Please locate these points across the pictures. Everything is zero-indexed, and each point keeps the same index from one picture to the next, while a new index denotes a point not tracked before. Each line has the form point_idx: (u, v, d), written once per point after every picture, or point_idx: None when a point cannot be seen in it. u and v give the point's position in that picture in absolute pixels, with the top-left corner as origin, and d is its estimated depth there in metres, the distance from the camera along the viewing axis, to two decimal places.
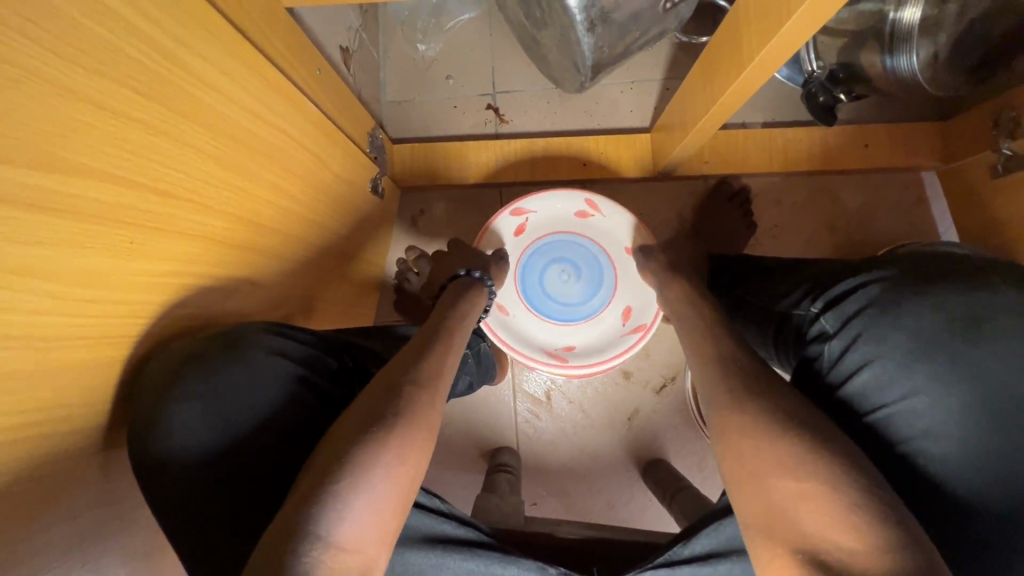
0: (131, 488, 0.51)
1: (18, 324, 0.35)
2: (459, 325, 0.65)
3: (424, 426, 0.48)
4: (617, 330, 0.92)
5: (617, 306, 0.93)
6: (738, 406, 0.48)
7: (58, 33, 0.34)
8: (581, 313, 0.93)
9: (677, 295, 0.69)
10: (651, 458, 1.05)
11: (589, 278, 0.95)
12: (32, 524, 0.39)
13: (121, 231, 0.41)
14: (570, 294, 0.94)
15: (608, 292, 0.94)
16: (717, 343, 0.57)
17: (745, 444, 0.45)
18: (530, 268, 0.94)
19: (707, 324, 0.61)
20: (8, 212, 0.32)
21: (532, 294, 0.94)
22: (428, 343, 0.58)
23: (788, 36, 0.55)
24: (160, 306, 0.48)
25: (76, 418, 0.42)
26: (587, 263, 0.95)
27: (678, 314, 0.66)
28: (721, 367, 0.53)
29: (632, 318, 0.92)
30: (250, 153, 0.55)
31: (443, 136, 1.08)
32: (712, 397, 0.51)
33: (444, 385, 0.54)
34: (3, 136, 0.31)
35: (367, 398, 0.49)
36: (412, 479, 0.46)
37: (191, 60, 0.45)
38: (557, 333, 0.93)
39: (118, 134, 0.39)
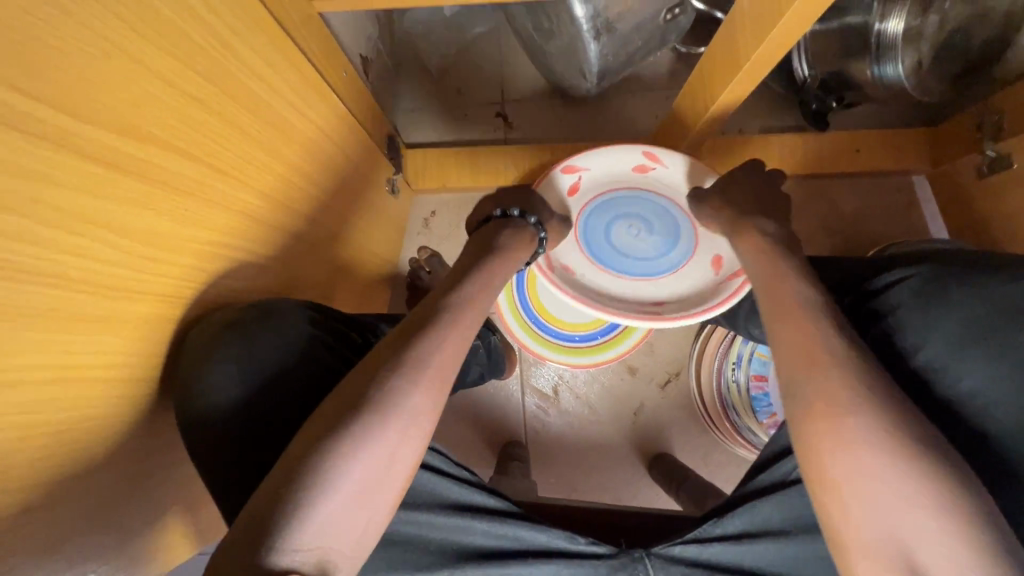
0: (171, 450, 0.54)
1: (94, 271, 0.39)
2: (474, 285, 0.59)
3: (399, 422, 0.46)
4: (714, 280, 0.76)
5: (705, 256, 0.78)
6: (833, 404, 0.45)
7: (138, 16, 0.39)
8: (661, 267, 0.78)
9: (766, 254, 0.60)
10: (656, 452, 1.07)
11: (664, 230, 0.80)
12: (81, 460, 0.42)
13: (178, 196, 0.45)
14: (646, 249, 0.79)
15: (690, 242, 0.79)
16: (791, 318, 0.52)
17: (835, 427, 0.44)
18: (593, 226, 0.80)
19: (786, 284, 0.55)
20: (92, 167, 0.37)
21: (601, 254, 0.79)
22: (431, 315, 0.53)
23: (782, 32, 0.62)
24: (207, 275, 0.52)
25: (131, 369, 0.46)
26: (659, 214, 0.80)
27: (758, 278, 0.58)
28: (808, 332, 0.50)
29: (726, 266, 0.76)
30: (286, 141, 0.60)
31: (455, 141, 1.14)
32: (796, 365, 0.49)
33: (444, 368, 0.50)
34: (94, 102, 0.36)
35: (345, 390, 0.47)
36: (387, 478, 0.45)
37: (241, 50, 0.50)
38: (639, 290, 0.78)
39: (182, 110, 0.44)
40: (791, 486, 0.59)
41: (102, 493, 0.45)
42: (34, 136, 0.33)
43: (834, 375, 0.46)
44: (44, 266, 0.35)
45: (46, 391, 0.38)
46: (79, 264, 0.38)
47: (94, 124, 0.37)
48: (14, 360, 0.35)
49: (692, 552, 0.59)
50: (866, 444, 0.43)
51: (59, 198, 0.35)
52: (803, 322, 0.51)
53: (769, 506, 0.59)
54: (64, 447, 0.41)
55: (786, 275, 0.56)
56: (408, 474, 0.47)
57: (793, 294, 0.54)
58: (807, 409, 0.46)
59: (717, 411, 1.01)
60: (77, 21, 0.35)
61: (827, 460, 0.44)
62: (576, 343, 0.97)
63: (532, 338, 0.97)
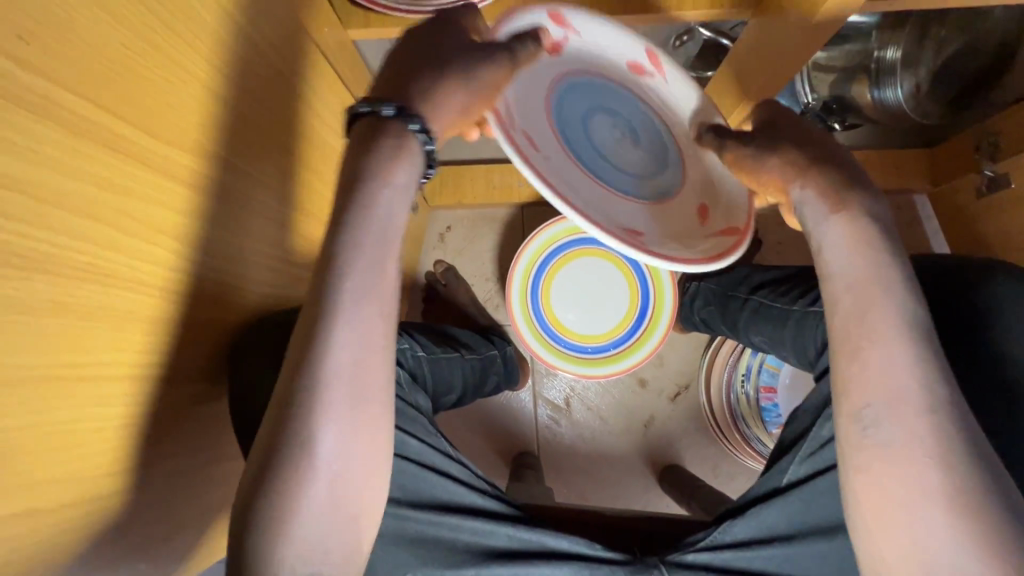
0: (213, 449, 0.56)
1: (163, 277, 0.42)
2: (376, 240, 0.46)
3: (333, 452, 0.45)
4: (698, 230, 0.56)
5: (691, 197, 0.58)
6: (903, 460, 0.43)
7: (201, 45, 0.42)
8: (644, 190, 0.55)
9: (861, 231, 0.48)
10: (667, 462, 1.09)
11: (651, 148, 0.58)
12: (137, 459, 0.45)
13: (225, 207, 0.48)
14: (631, 163, 0.56)
15: (678, 175, 0.58)
16: (872, 342, 0.46)
17: (895, 461, 0.43)
18: (570, 104, 0.54)
19: (873, 279, 0.47)
20: (167, 183, 0.41)
21: (576, 143, 0.53)
22: (325, 306, 0.45)
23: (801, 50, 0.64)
24: (247, 280, 0.55)
25: (184, 371, 0.49)
26: (652, 130, 0.58)
27: (846, 268, 0.48)
28: (886, 345, 0.45)
29: (715, 219, 0.57)
30: (313, 154, 0.63)
31: (472, 159, 1.13)
32: (865, 379, 0.45)
33: (362, 376, 0.46)
34: (172, 124, 0.40)
35: (269, 426, 0.45)
36: (342, 501, 0.46)
37: (276, 71, 0.54)
38: (619, 208, 0.51)
39: (231, 126, 0.47)
40: (801, 490, 0.60)
41: (150, 491, 0.47)
42: (120, 153, 0.36)
43: (916, 427, 0.43)
44: (128, 272, 0.39)
45: (117, 390, 0.40)
46: (153, 271, 0.41)
47: (167, 141, 0.40)
48: (95, 360, 0.38)
49: (703, 560, 0.60)
50: (927, 497, 0.42)
51: (144, 212, 0.39)
52: (889, 352, 0.45)
53: (775, 511, 0.60)
54: (124, 445, 0.43)
55: (879, 275, 0.47)
56: (365, 483, 0.47)
57: (886, 306, 0.46)
58: (870, 459, 0.44)
59: (727, 424, 1.02)
60: (160, 50, 0.38)
61: (882, 515, 0.43)
62: (587, 354, 0.98)
63: (545, 348, 0.98)
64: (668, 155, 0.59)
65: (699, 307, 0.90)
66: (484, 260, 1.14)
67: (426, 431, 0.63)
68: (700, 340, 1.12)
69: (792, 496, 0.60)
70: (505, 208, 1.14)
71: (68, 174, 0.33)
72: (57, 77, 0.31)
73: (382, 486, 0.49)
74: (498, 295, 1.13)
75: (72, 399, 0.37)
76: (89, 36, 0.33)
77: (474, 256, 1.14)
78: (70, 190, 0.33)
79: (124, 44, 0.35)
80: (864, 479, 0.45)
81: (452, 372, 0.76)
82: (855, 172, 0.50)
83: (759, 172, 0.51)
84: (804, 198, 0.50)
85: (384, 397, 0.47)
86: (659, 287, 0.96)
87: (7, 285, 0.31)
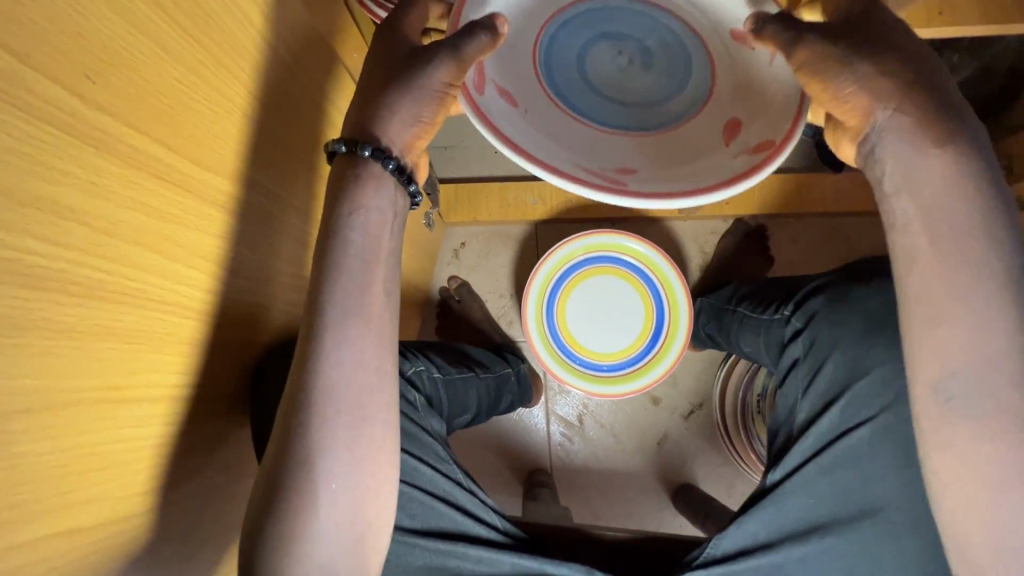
0: (240, 466, 0.57)
1: (199, 301, 0.43)
2: (356, 263, 0.49)
3: (333, 475, 0.48)
4: (716, 154, 0.48)
5: (716, 115, 0.50)
6: (989, 428, 0.44)
7: (243, 74, 0.43)
8: (649, 121, 0.50)
9: (957, 178, 0.44)
10: (682, 482, 1.09)
11: (665, 71, 0.51)
12: (168, 478, 0.45)
13: (257, 230, 0.49)
14: (634, 93, 0.51)
15: (700, 95, 0.51)
16: (955, 311, 0.44)
17: (979, 431, 0.44)
18: (562, 47, 0.52)
19: (967, 234, 0.44)
20: (207, 210, 0.41)
21: (565, 87, 0.51)
22: (318, 333, 0.48)
23: None
24: (276, 301, 0.56)
25: (214, 391, 0.50)
26: (671, 48, 0.51)
27: (939, 218, 0.45)
28: (978, 307, 0.44)
29: (743, 137, 0.48)
30: None
31: (487, 176, 1.13)
32: (957, 346, 0.44)
33: (354, 400, 0.48)
34: (213, 151, 0.41)
35: (272, 457, 0.47)
36: (346, 523, 0.48)
37: (312, 98, 0.55)
38: (609, 147, 0.49)
39: (266, 153, 0.48)
40: (783, 496, 0.61)
41: (178, 509, 0.48)
42: (167, 182, 0.37)
43: (999, 396, 0.44)
44: (169, 297, 0.40)
45: (152, 411, 0.41)
46: (191, 294, 0.42)
47: (210, 168, 0.41)
48: (135, 383, 0.38)
49: None
50: (1010, 465, 0.44)
51: (184, 236, 0.39)
52: (970, 319, 0.44)
53: (756, 519, 0.61)
54: (157, 464, 0.43)
55: (963, 230, 0.44)
56: (368, 503, 0.49)
57: (971, 260, 0.44)
58: (950, 431, 0.45)
59: (744, 445, 1.01)
60: (206, 82, 0.39)
61: (967, 486, 0.45)
62: (601, 372, 0.98)
63: (560, 366, 0.98)
64: (692, 70, 0.51)
65: (701, 322, 0.94)
66: (498, 277, 1.15)
67: (437, 455, 0.63)
68: (715, 359, 1.11)
69: (772, 502, 0.61)
70: (521, 225, 1.15)
71: (120, 204, 0.33)
72: (115, 112, 0.32)
73: (392, 496, 0.52)
74: (512, 311, 1.14)
75: (112, 421, 0.37)
76: (144, 70, 0.34)
77: (489, 271, 1.15)
78: (121, 220, 0.34)
79: (178, 79, 0.36)
80: (942, 448, 0.46)
81: (467, 394, 0.75)
82: (952, 100, 0.45)
83: (840, 84, 0.44)
84: (891, 124, 0.45)
85: (382, 413, 0.50)
86: (673, 303, 0.96)
87: (62, 314, 0.31)
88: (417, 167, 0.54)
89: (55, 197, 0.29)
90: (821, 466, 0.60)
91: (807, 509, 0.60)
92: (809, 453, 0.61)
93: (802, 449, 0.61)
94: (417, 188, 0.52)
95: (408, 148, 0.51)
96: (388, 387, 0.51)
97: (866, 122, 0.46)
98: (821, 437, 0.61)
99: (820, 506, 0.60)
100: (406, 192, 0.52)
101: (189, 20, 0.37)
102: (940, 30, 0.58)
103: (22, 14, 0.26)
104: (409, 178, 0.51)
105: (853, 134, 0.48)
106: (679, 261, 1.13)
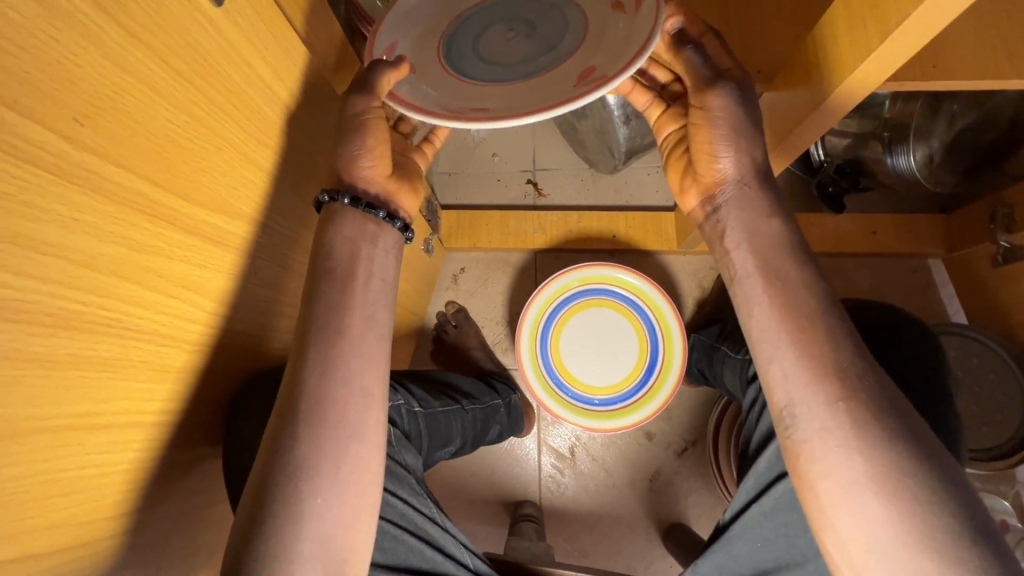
0: (210, 489, 0.57)
1: (178, 328, 0.43)
2: (349, 289, 0.52)
3: (321, 488, 0.47)
4: (564, 93, 0.50)
5: (576, 64, 0.52)
6: (827, 452, 0.47)
7: (236, 112, 0.44)
8: (518, 72, 0.54)
9: (772, 233, 0.54)
10: (671, 522, 1.06)
11: (544, 35, 0.55)
12: (137, 502, 0.45)
13: (244, 258, 0.50)
14: (516, 57, 0.55)
15: (567, 52, 0.54)
16: (785, 341, 0.50)
17: (825, 453, 0.47)
18: (467, 24, 0.58)
19: (784, 271, 0.52)
20: (191, 241, 0.42)
21: (456, 56, 0.56)
22: (309, 348, 0.50)
23: (824, 119, 0.58)
24: (258, 328, 0.57)
25: (191, 416, 0.50)
26: (555, 25, 0.56)
27: (763, 262, 0.53)
28: (803, 333, 0.49)
29: (593, 77, 0.49)
30: None
31: (487, 205, 1.17)
32: (791, 373, 0.49)
33: (341, 413, 0.49)
34: (203, 188, 0.42)
35: (259, 472, 0.47)
36: (329, 541, 0.47)
37: (306, 129, 0.57)
38: (470, 93, 0.53)
39: (256, 182, 0.49)
40: (732, 541, 0.59)
41: (144, 534, 0.47)
42: (152, 217, 0.38)
43: (827, 421, 0.47)
44: (146, 324, 0.40)
45: (123, 437, 0.41)
46: (166, 322, 0.42)
47: (196, 203, 0.42)
48: (105, 410, 0.38)
49: None
50: (858, 483, 0.45)
51: (164, 267, 0.40)
52: (798, 344, 0.49)
53: (708, 564, 0.60)
54: (127, 490, 0.43)
55: (786, 270, 0.52)
56: (353, 525, 0.49)
57: (794, 298, 0.51)
58: (802, 459, 0.48)
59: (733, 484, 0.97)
60: (195, 117, 0.40)
61: (829, 514, 0.46)
62: (595, 406, 0.97)
63: (552, 398, 0.97)
64: (564, 37, 0.55)
65: (694, 359, 0.93)
66: (495, 303, 1.15)
67: (412, 490, 0.62)
68: (710, 396, 1.10)
69: (720, 547, 0.59)
70: (520, 253, 1.15)
71: (100, 237, 0.34)
72: (99, 150, 0.33)
73: (371, 522, 0.50)
74: (507, 338, 1.13)
75: (80, 447, 0.38)
76: (135, 113, 0.35)
77: (486, 298, 1.15)
78: (102, 252, 0.35)
79: (169, 119, 0.38)
80: (798, 477, 0.49)
81: (450, 427, 0.75)
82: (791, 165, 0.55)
83: (715, 142, 0.54)
84: (737, 195, 0.55)
85: (370, 430, 0.51)
86: (669, 339, 0.95)
87: (32, 342, 0.32)
88: (392, 193, 0.57)
89: (32, 232, 0.30)
90: (764, 508, 0.57)
91: (757, 554, 0.58)
92: (753, 493, 0.59)
93: (746, 489, 0.59)
94: (381, 212, 0.55)
95: (366, 179, 0.55)
96: (378, 405, 0.52)
97: (717, 188, 0.56)
98: (763, 477, 0.58)
99: (767, 552, 0.57)
100: (375, 219, 0.55)
101: (184, 66, 0.38)
102: (936, 83, 0.57)
103: (14, 65, 0.28)
104: (371, 206, 0.54)
105: (705, 187, 0.57)
106: (676, 296, 1.12)
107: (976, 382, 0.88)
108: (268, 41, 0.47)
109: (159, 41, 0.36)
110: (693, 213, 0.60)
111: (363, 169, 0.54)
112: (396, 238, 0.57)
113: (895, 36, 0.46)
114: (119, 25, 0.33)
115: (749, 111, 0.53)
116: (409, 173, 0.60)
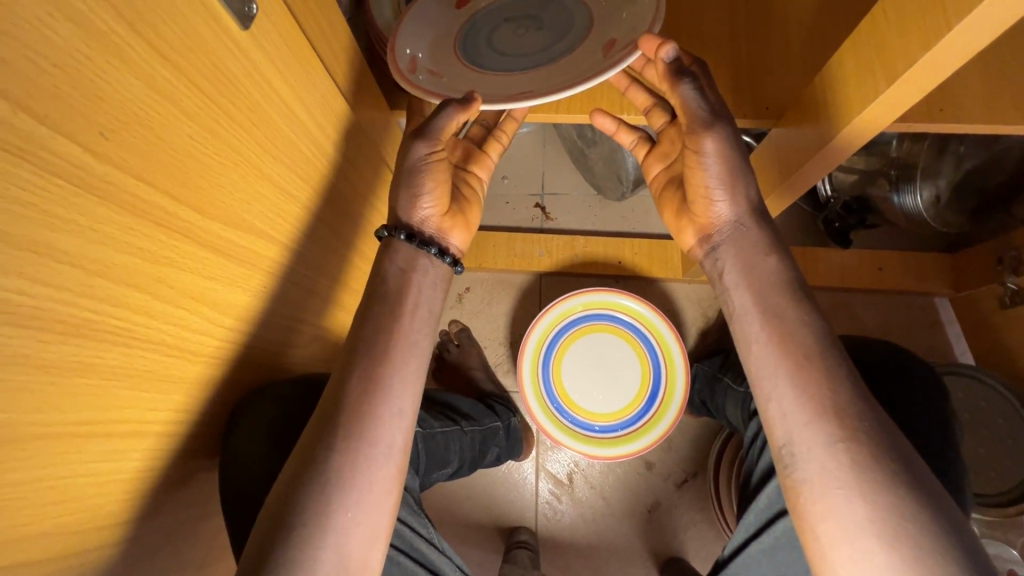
0: (204, 503, 0.56)
1: (185, 339, 0.44)
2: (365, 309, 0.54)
3: (350, 502, 0.47)
4: (597, 63, 0.52)
5: (597, 40, 0.54)
6: (826, 494, 0.46)
7: (252, 129, 0.45)
8: (542, 59, 0.55)
9: (773, 271, 0.54)
10: (670, 556, 1.04)
11: (555, 25, 0.57)
12: (131, 513, 0.44)
13: (254, 272, 0.50)
14: (533, 47, 0.56)
15: (582, 33, 0.56)
16: (781, 379, 0.50)
17: (827, 495, 0.46)
18: (478, 26, 0.59)
19: (784, 308, 0.52)
20: (203, 255, 0.43)
21: (476, 57, 0.58)
22: (355, 363, 0.51)
23: (833, 154, 0.58)
24: (264, 342, 0.57)
25: (191, 428, 0.50)
26: (561, 13, 0.57)
27: (761, 299, 0.53)
28: (805, 372, 0.49)
29: (619, 47, 0.51)
30: (342, 220, 0.66)
31: (494, 226, 1.18)
32: (791, 412, 0.49)
33: (373, 429, 0.49)
34: (217, 201, 0.43)
35: (280, 485, 0.47)
36: (350, 557, 0.46)
37: (323, 147, 0.57)
38: (502, 84, 0.55)
39: (270, 197, 0.50)
40: None
41: (137, 546, 0.47)
42: (167, 229, 0.39)
43: (827, 461, 0.46)
44: (153, 336, 0.40)
45: (125, 446, 0.41)
46: (174, 332, 0.42)
47: (210, 217, 0.42)
48: (109, 418, 0.39)
49: None
50: (860, 527, 0.44)
51: (176, 278, 0.41)
52: (798, 381, 0.49)
53: None
54: (124, 501, 0.43)
55: (787, 307, 0.52)
56: (370, 543, 0.48)
57: (793, 335, 0.51)
58: (802, 499, 0.47)
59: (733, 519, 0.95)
60: (214, 134, 0.41)
61: (831, 557, 0.45)
62: (595, 433, 0.96)
63: (552, 424, 0.96)
64: (572, 22, 0.56)
65: (697, 389, 0.94)
66: (498, 324, 1.15)
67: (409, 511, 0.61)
68: (711, 427, 1.09)
69: None
70: (525, 276, 1.16)
71: (117, 248, 0.35)
72: (120, 164, 0.34)
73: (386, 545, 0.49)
74: (508, 360, 1.13)
75: (81, 455, 0.37)
76: (156, 127, 0.36)
77: (489, 318, 1.15)
78: (116, 262, 0.35)
79: (191, 137, 0.39)
80: (798, 517, 0.48)
81: (448, 448, 0.75)
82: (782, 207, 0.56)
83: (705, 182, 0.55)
84: (733, 233, 0.56)
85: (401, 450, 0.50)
86: (669, 359, 0.95)
87: (43, 348, 0.32)
88: (446, 230, 0.58)
89: (52, 242, 0.31)
90: (764, 546, 0.56)
91: None
92: (751, 530, 0.58)
93: (746, 525, 0.58)
94: (433, 248, 0.56)
95: (423, 220, 0.57)
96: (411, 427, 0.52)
97: (713, 228, 0.57)
98: (763, 513, 0.57)
99: None
100: (427, 254, 0.56)
101: (207, 84, 0.39)
102: (943, 125, 0.58)
103: (48, 81, 0.29)
104: (423, 242, 0.56)
105: (702, 228, 0.58)
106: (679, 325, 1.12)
107: (982, 425, 0.87)
108: (288, 61, 0.48)
109: (185, 60, 0.37)
110: (692, 251, 0.60)
111: (422, 210, 0.56)
112: (447, 272, 0.58)
113: (902, 80, 0.47)
114: (149, 45, 0.34)
115: (744, 150, 0.54)
116: (464, 207, 0.61)
